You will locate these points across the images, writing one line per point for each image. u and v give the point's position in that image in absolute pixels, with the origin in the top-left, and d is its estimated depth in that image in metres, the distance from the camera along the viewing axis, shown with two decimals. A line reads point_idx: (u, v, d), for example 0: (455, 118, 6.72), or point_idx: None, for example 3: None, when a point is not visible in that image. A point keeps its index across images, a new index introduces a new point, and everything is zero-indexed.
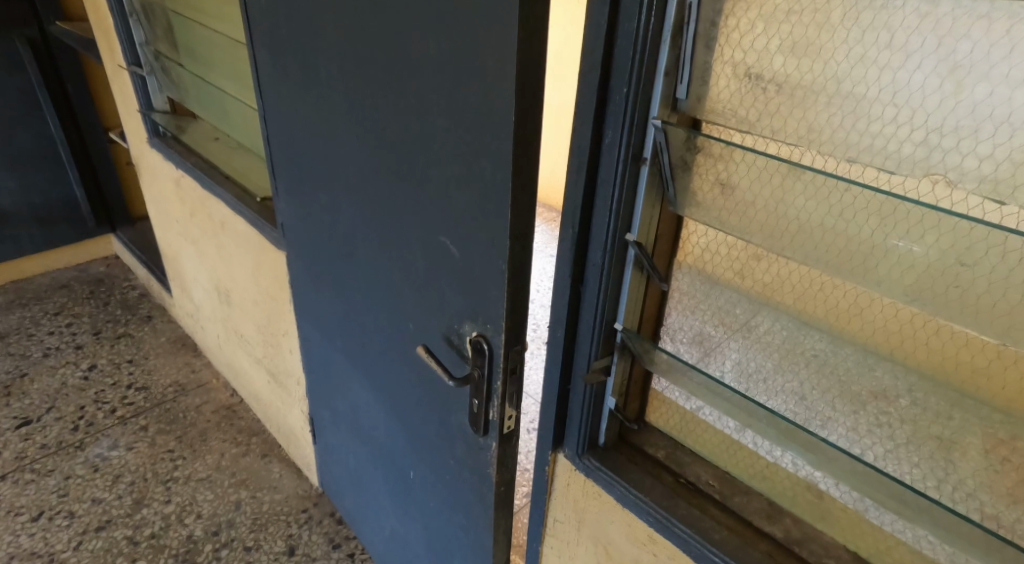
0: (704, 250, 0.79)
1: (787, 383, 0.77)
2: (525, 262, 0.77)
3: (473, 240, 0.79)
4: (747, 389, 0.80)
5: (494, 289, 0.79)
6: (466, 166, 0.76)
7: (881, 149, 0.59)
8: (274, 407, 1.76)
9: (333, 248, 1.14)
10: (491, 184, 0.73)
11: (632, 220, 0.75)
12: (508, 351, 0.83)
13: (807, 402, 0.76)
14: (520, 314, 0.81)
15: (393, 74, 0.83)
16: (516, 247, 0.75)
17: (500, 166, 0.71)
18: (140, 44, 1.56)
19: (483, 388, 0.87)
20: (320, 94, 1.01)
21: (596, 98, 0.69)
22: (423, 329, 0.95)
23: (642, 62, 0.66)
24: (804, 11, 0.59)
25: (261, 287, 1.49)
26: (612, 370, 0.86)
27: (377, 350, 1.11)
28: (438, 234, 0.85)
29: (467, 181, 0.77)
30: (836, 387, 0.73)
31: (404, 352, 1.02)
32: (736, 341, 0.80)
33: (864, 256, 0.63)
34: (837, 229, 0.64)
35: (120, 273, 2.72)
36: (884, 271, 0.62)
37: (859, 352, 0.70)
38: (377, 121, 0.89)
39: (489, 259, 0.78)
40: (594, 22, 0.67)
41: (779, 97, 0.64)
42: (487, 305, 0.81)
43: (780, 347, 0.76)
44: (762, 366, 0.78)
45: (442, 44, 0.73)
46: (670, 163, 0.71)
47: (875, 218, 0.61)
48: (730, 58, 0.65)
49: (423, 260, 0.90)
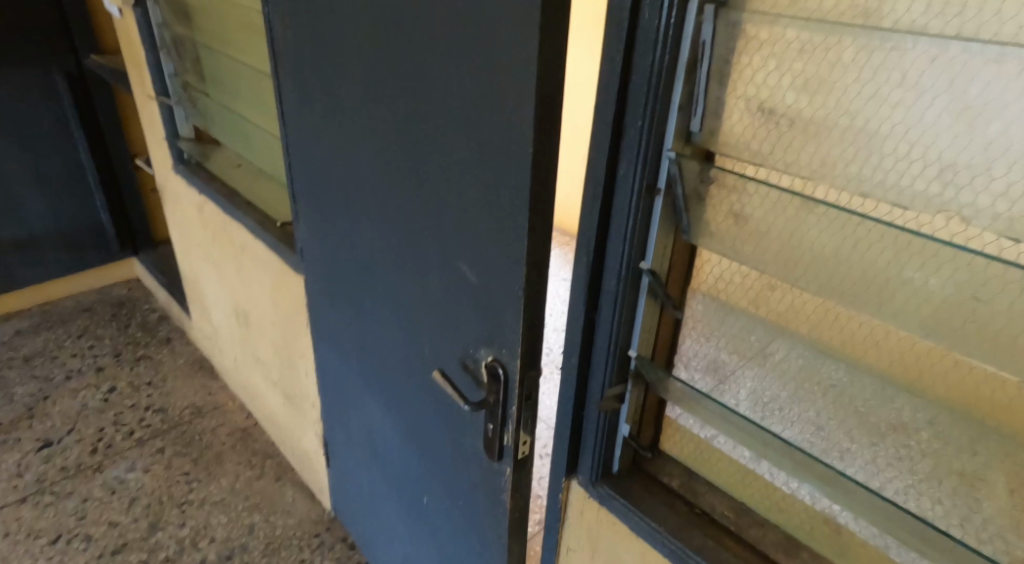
0: (719, 280, 0.79)
1: (804, 414, 0.77)
2: (542, 290, 0.79)
3: (490, 267, 0.80)
4: (763, 419, 0.81)
5: (511, 315, 0.80)
6: (485, 195, 0.78)
7: (894, 185, 0.60)
8: (288, 430, 1.77)
9: (353, 275, 1.16)
10: (510, 211, 0.75)
11: (646, 250, 0.76)
12: (524, 377, 0.83)
13: (825, 434, 0.76)
14: (537, 340, 0.82)
15: (415, 108, 0.85)
16: (532, 274, 0.77)
17: (519, 195, 0.73)
18: (169, 75, 1.61)
19: (498, 413, 0.87)
20: (342, 124, 1.04)
21: (612, 131, 0.71)
22: (441, 354, 0.96)
23: (657, 97, 0.67)
24: (815, 50, 0.61)
25: (279, 310, 1.52)
26: (626, 397, 0.86)
27: (394, 376, 1.12)
28: (456, 260, 0.86)
29: (485, 210, 0.78)
30: (853, 418, 0.73)
31: (420, 376, 1.03)
32: (751, 373, 0.80)
33: (878, 289, 0.63)
34: (851, 262, 0.64)
35: (141, 296, 2.77)
36: (899, 305, 0.62)
37: (876, 382, 0.70)
38: (398, 151, 0.91)
39: (506, 286, 0.79)
40: (609, 57, 0.69)
41: (791, 132, 0.65)
42: (503, 331, 0.82)
43: (795, 376, 0.76)
44: (779, 397, 0.79)
45: (463, 79, 0.76)
46: (683, 194, 0.72)
47: (889, 252, 0.62)
48: (742, 93, 0.67)
49: (442, 285, 0.91)
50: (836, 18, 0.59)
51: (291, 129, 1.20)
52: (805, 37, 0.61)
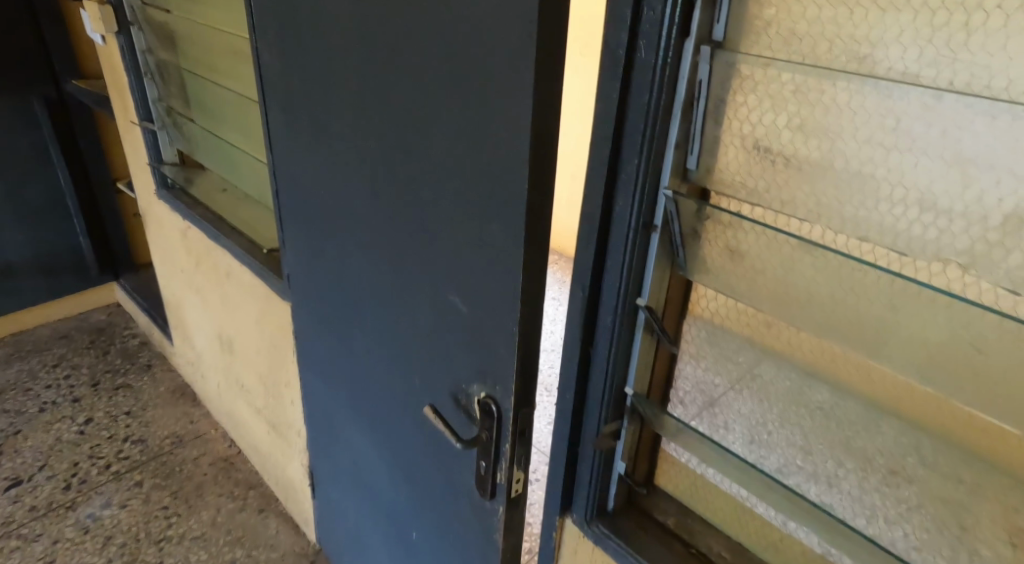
0: (714, 314, 0.79)
1: (800, 452, 0.76)
2: (536, 327, 0.77)
3: (483, 302, 0.79)
4: (758, 457, 0.80)
5: (505, 352, 0.79)
6: (479, 231, 0.76)
7: (890, 228, 0.60)
8: (273, 459, 1.73)
9: (342, 307, 1.14)
10: (503, 248, 0.74)
11: (642, 286, 0.75)
12: (518, 414, 0.81)
13: (822, 474, 0.75)
14: (531, 376, 0.80)
15: (406, 141, 0.84)
16: (527, 311, 0.75)
17: (513, 231, 0.72)
18: (152, 100, 1.58)
19: (491, 451, 0.85)
20: (331, 156, 1.02)
21: (607, 168, 0.70)
22: (432, 390, 0.94)
23: (653, 135, 0.67)
24: (809, 92, 0.61)
25: (265, 338, 1.49)
26: (621, 434, 0.85)
27: (383, 409, 1.10)
28: (448, 294, 0.85)
29: (479, 245, 0.77)
30: (850, 458, 0.72)
31: (411, 410, 1.01)
32: (746, 407, 0.79)
33: (875, 331, 0.63)
34: (847, 303, 0.64)
35: (121, 321, 2.71)
36: (896, 349, 0.62)
37: (873, 422, 0.69)
38: (389, 185, 0.90)
39: (500, 322, 0.77)
40: (604, 94, 0.68)
41: (787, 171, 0.65)
42: (496, 368, 0.81)
43: (792, 414, 0.75)
44: (773, 432, 0.77)
45: (456, 113, 0.74)
46: (680, 230, 0.71)
47: (887, 297, 0.61)
48: (738, 130, 0.67)
49: (434, 320, 0.90)
50: (832, 63, 0.59)
51: (278, 159, 1.19)
52: (801, 80, 0.61)
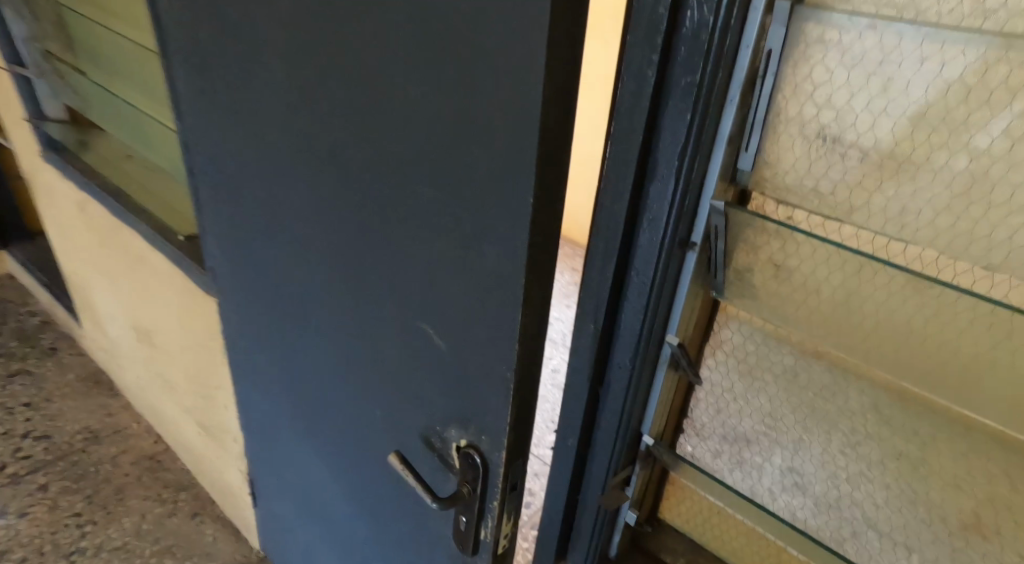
0: (746, 343, 0.67)
1: (851, 498, 0.67)
2: (534, 367, 0.61)
3: (466, 335, 0.62)
4: (796, 498, 0.71)
5: (495, 397, 0.62)
6: (460, 247, 0.58)
7: (1001, 241, 0.51)
8: (207, 461, 1.54)
9: (281, 311, 0.94)
10: (495, 272, 0.56)
11: (671, 316, 0.59)
12: (510, 467, 0.66)
13: (873, 524, 0.67)
14: (526, 424, 0.64)
15: (354, 120, 0.64)
16: (526, 351, 0.59)
17: (509, 254, 0.54)
18: (22, 40, 1.30)
19: (474, 507, 0.70)
20: (254, 131, 0.81)
21: (635, 169, 0.52)
22: (397, 425, 0.78)
23: (704, 128, 0.49)
24: (906, 62, 0.50)
25: (189, 334, 1.27)
26: (632, 479, 0.71)
27: (334, 432, 0.93)
28: (418, 318, 0.67)
29: (460, 266, 0.59)
30: (911, 509, 0.64)
31: (372, 442, 0.84)
32: (783, 444, 0.69)
33: (964, 367, 0.55)
34: (929, 333, 0.56)
35: (17, 296, 2.39)
36: (990, 388, 0.54)
37: (949, 475, 0.61)
38: (334, 173, 0.70)
39: (490, 361, 0.61)
40: (632, 69, 0.49)
41: (861, 167, 0.55)
42: (482, 413, 0.64)
43: (847, 460, 0.66)
44: (818, 475, 0.68)
45: (424, 92, 0.55)
46: (724, 251, 0.56)
47: (996, 334, 0.53)
48: (800, 115, 0.55)
49: (398, 346, 0.72)
50: (943, 21, 0.48)
51: (188, 128, 0.96)
52: (900, 45, 0.49)
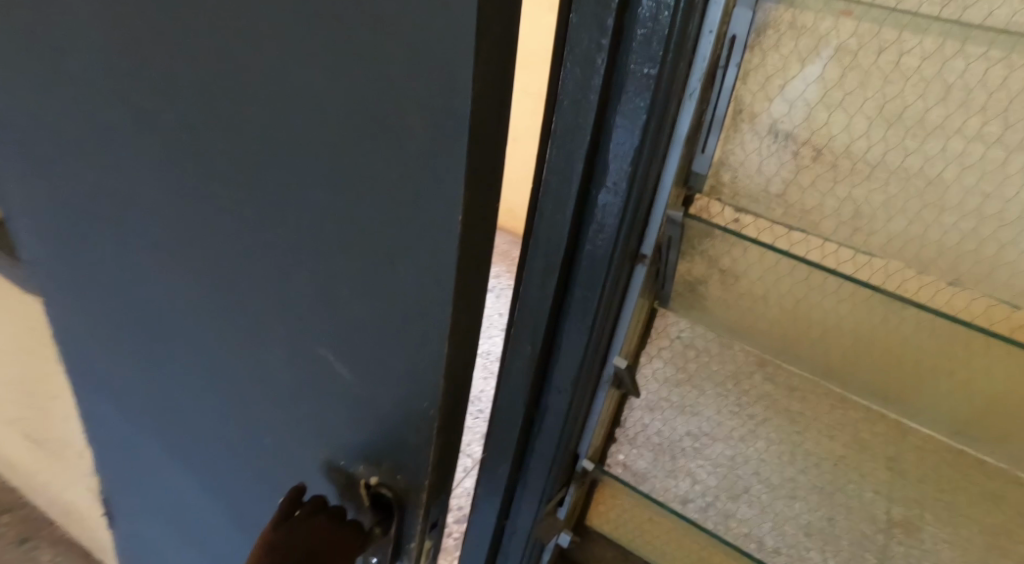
0: (685, 349, 0.64)
1: (782, 507, 0.67)
2: (461, 399, 0.53)
3: (379, 365, 0.53)
4: (726, 506, 0.70)
5: (414, 435, 0.54)
6: (365, 265, 0.49)
7: (953, 247, 0.49)
8: (44, 480, 1.33)
9: (124, 317, 0.77)
10: (413, 297, 0.48)
11: (616, 333, 0.55)
12: (433, 503, 0.59)
13: (800, 530, 0.67)
14: (451, 460, 0.57)
15: (205, 99, 0.51)
16: (451, 386, 0.51)
17: (430, 281, 0.46)
18: None
19: (390, 551, 0.63)
20: (57, 106, 0.62)
21: (580, 175, 0.45)
22: (292, 454, 0.69)
23: (659, 128, 0.42)
24: (862, 51, 0.45)
25: (10, 338, 1.07)
26: (568, 499, 0.68)
27: (209, 463, 0.81)
28: (312, 340, 0.57)
29: (366, 286, 0.50)
30: (841, 516, 0.64)
31: (260, 472, 0.74)
32: (723, 445, 0.67)
33: (907, 373, 0.54)
34: (876, 341, 0.54)
35: None
36: (933, 394, 0.54)
37: (880, 484, 0.61)
38: (187, 171, 0.56)
39: (409, 397, 0.53)
40: (576, 55, 0.41)
41: (815, 166, 0.50)
42: (399, 452, 0.57)
43: (781, 471, 0.65)
44: (750, 485, 0.67)
45: (307, 75, 0.44)
46: (675, 262, 0.52)
47: (939, 339, 0.52)
48: (748, 107, 0.49)
49: (289, 371, 0.62)
50: (901, 6, 0.43)
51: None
52: (858, 33, 0.44)
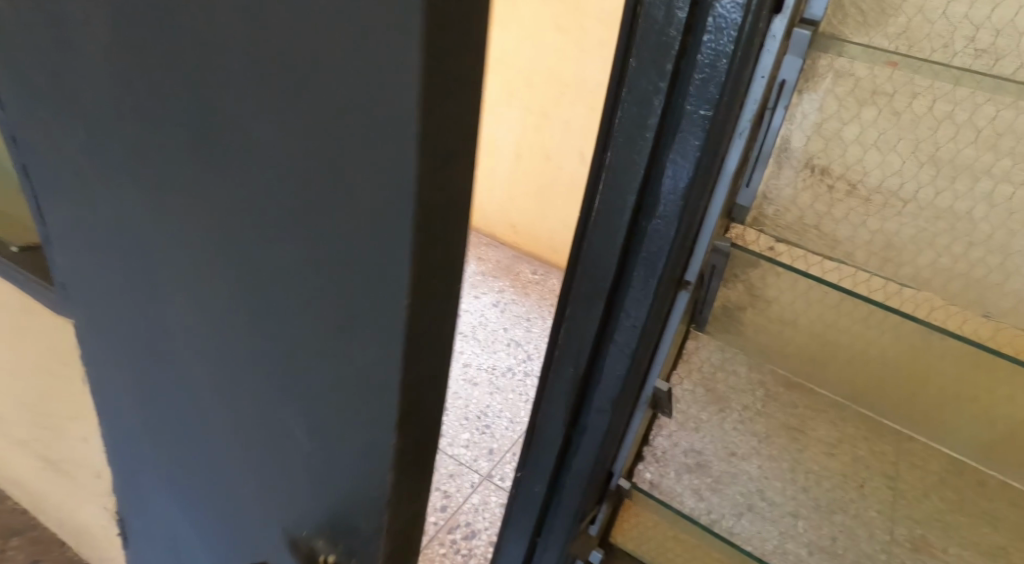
0: (711, 373, 0.71)
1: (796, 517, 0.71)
2: None
3: None
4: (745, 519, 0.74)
5: None
6: None
7: (979, 280, 0.52)
8: None
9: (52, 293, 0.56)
10: None
11: (657, 355, 0.59)
12: None
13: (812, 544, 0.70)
14: None
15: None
16: None
17: None
18: None
19: None
20: None
21: (632, 205, 0.48)
22: (223, 517, 0.45)
23: (709, 163, 0.45)
24: (898, 94, 0.48)
25: None
26: (599, 515, 0.72)
27: (155, 519, 0.61)
28: None
29: None
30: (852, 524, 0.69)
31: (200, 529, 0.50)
32: (745, 461, 0.73)
33: (934, 397, 0.57)
34: (906, 365, 0.56)
35: None
36: (957, 419, 0.57)
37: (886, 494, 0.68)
38: (57, 60, 0.34)
39: None
40: (638, 94, 0.44)
41: (850, 200, 0.53)
42: None
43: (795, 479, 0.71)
44: (771, 496, 0.72)
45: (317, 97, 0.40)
46: (717, 288, 0.58)
47: (966, 365, 0.53)
48: (789, 144, 0.53)
49: (182, 379, 0.41)
50: (935, 56, 0.46)
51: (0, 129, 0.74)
52: (893, 78, 0.47)
